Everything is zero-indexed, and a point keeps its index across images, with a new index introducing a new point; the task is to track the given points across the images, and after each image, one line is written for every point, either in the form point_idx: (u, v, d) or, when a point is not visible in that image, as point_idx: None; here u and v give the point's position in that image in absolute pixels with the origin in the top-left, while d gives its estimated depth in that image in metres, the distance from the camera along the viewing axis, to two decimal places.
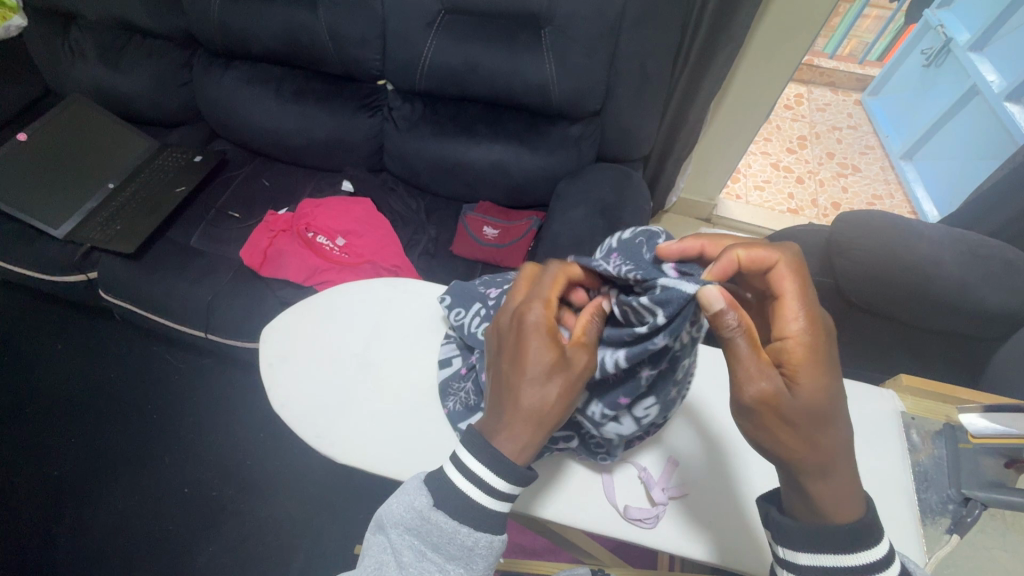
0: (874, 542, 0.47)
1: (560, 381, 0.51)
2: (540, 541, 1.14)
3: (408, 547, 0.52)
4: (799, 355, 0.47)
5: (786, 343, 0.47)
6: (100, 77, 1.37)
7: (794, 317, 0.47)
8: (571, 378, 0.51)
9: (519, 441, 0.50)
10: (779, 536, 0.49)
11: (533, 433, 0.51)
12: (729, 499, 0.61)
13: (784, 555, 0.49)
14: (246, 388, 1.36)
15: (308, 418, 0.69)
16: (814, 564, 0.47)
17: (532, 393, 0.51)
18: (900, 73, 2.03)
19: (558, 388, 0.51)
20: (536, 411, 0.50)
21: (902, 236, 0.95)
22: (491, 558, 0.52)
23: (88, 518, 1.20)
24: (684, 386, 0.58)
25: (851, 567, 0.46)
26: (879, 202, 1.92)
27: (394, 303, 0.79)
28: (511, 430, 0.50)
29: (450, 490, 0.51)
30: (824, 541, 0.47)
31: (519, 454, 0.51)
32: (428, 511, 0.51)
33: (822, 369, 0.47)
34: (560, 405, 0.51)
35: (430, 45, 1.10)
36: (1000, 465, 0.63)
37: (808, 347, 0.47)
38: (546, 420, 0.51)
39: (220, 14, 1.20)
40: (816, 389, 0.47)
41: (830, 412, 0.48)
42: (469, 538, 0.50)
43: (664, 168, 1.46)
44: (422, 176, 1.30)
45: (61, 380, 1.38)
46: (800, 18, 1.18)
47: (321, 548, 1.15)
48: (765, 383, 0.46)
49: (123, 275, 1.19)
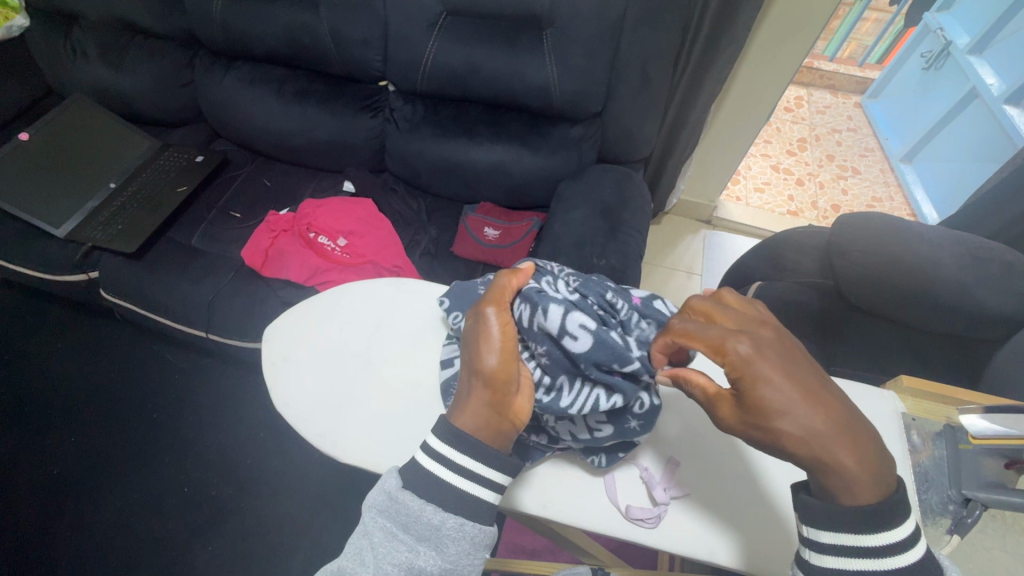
0: (897, 523, 0.46)
1: (476, 338, 0.57)
2: (540, 541, 1.14)
3: (379, 529, 0.52)
4: (741, 373, 0.48)
5: (725, 367, 0.49)
6: (103, 77, 1.37)
7: (716, 355, 0.49)
8: (483, 330, 0.56)
9: (464, 407, 0.55)
10: (804, 517, 0.50)
11: (477, 388, 0.55)
12: (753, 499, 0.61)
13: (806, 533, 0.49)
14: (247, 387, 1.36)
15: (309, 417, 0.69)
16: (835, 542, 0.47)
17: (467, 362, 0.57)
18: (900, 76, 2.04)
19: (477, 344, 0.56)
20: (469, 372, 0.56)
21: (901, 238, 0.96)
22: (464, 544, 0.52)
23: (87, 517, 1.20)
24: (641, 416, 0.61)
25: (871, 546, 0.46)
26: (879, 204, 1.92)
27: (394, 304, 0.79)
28: (464, 396, 0.56)
29: (416, 469, 0.54)
30: (844, 521, 0.47)
31: (466, 421, 0.54)
32: (397, 491, 0.53)
33: (770, 374, 0.47)
34: (483, 360, 0.55)
35: (431, 46, 1.10)
36: (1001, 465, 0.63)
37: (747, 362, 0.48)
38: (478, 379, 0.55)
39: (222, 14, 1.20)
40: (776, 390, 0.47)
41: (800, 401, 0.46)
42: (435, 516, 0.52)
43: (664, 169, 1.47)
44: (423, 178, 1.31)
45: (62, 379, 1.38)
46: (800, 21, 1.19)
47: (322, 547, 1.15)
48: (727, 414, 0.50)
49: (124, 275, 1.19)
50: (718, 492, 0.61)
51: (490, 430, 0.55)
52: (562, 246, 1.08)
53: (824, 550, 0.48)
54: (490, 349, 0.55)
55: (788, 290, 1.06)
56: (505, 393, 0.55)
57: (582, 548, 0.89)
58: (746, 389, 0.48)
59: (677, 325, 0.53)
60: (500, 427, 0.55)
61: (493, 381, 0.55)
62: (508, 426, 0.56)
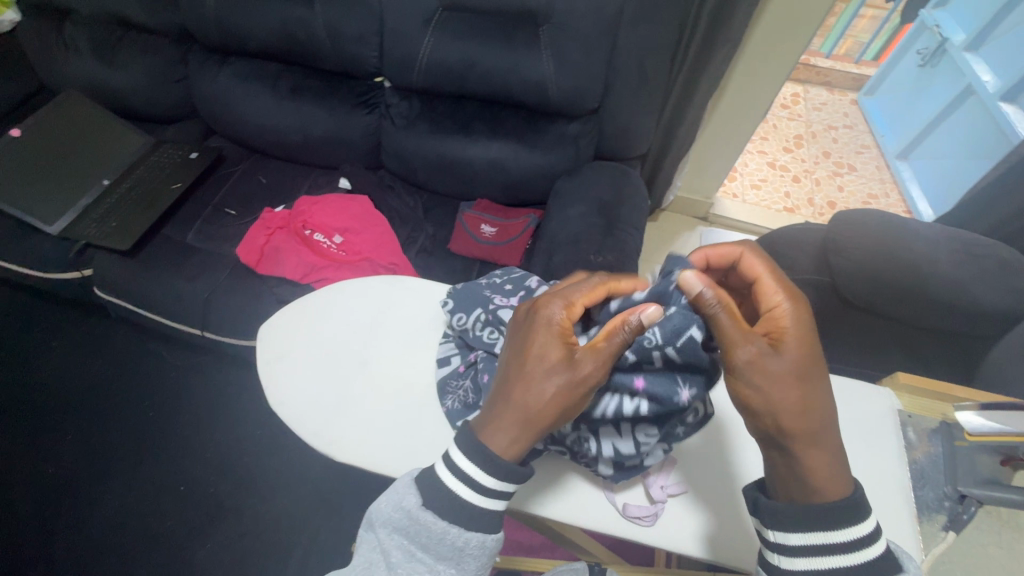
0: (860, 518, 0.48)
1: (556, 379, 0.52)
2: (538, 538, 1.15)
3: (396, 548, 0.53)
4: (784, 323, 0.52)
5: (772, 312, 0.53)
6: (96, 73, 1.36)
7: (775, 291, 0.54)
8: (570, 380, 0.52)
9: (505, 432, 0.52)
10: (769, 521, 0.49)
11: (527, 430, 0.52)
12: (723, 487, 0.62)
13: (773, 537, 0.49)
14: (242, 386, 1.35)
15: (306, 416, 0.68)
16: (804, 543, 0.48)
17: (525, 386, 0.52)
18: (895, 73, 2.04)
19: (555, 387, 0.52)
20: (525, 403, 0.52)
21: (897, 235, 0.96)
22: (483, 558, 0.53)
23: (83, 516, 1.20)
24: (689, 424, 0.60)
25: (838, 542, 0.47)
26: (875, 201, 1.93)
27: (392, 302, 0.79)
28: (506, 422, 0.52)
29: (437, 488, 0.52)
30: (811, 520, 0.48)
31: (501, 447, 0.52)
32: (418, 511, 0.52)
33: (806, 338, 0.51)
34: (551, 407, 0.52)
35: (427, 42, 1.10)
36: (995, 462, 0.63)
37: (793, 315, 0.52)
38: (532, 416, 0.52)
39: (215, 10, 1.19)
40: (806, 349, 0.51)
41: (819, 365, 0.51)
42: (459, 539, 0.51)
43: (661, 166, 1.47)
44: (419, 175, 1.30)
45: (58, 378, 1.37)
46: (797, 18, 1.19)
47: (318, 545, 1.14)
48: (752, 347, 0.50)
49: (118, 272, 1.18)
50: (693, 482, 0.62)
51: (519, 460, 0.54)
52: (558, 243, 1.07)
53: (792, 551, 0.48)
54: (564, 399, 0.52)
55: None
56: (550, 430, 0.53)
57: (580, 547, 0.89)
58: (781, 336, 0.51)
59: (750, 251, 0.58)
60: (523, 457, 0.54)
61: (549, 426, 0.52)
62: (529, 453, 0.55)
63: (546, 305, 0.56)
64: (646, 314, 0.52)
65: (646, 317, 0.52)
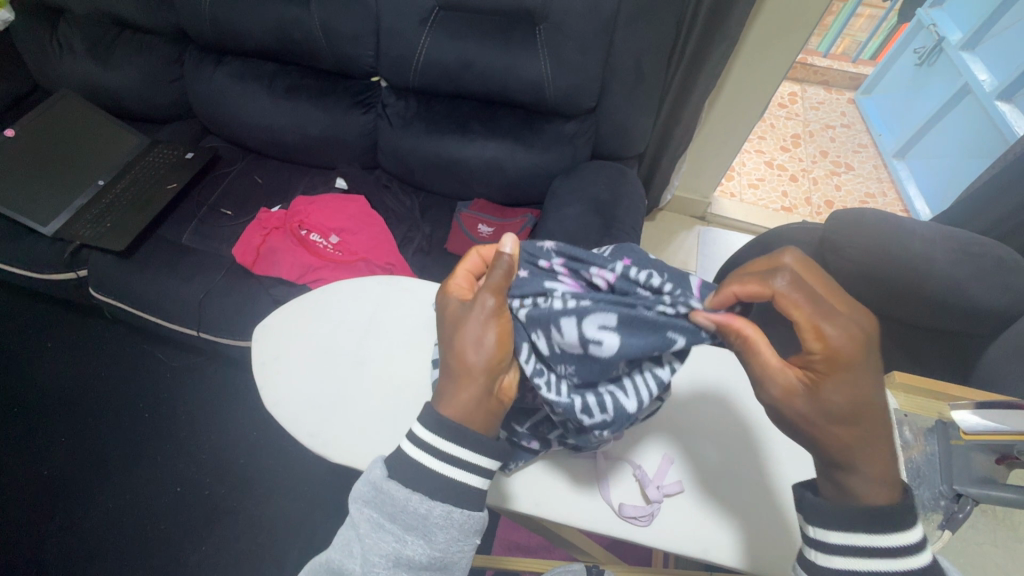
0: (906, 527, 0.47)
1: (466, 324, 0.55)
2: (536, 538, 1.15)
3: (366, 520, 0.52)
4: (825, 363, 0.49)
5: (814, 352, 0.49)
6: (90, 73, 1.35)
7: (815, 329, 0.49)
8: (474, 317, 0.55)
9: (448, 391, 0.54)
10: (811, 516, 0.50)
11: (466, 380, 0.53)
12: (753, 495, 0.61)
13: (815, 533, 0.49)
14: (238, 387, 1.35)
15: (299, 416, 0.68)
16: (844, 543, 0.47)
17: (447, 345, 0.55)
18: (891, 73, 2.04)
19: (466, 329, 0.55)
20: (451, 358, 0.54)
21: (896, 233, 0.94)
22: (452, 531, 0.51)
23: (78, 518, 1.19)
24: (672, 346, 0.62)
25: (881, 546, 0.46)
26: (872, 201, 1.93)
27: (386, 303, 0.79)
28: (449, 385, 0.54)
29: (402, 458, 0.53)
30: (856, 521, 0.47)
31: (451, 405, 0.53)
32: (382, 481, 0.52)
33: (851, 374, 0.48)
34: (472, 349, 0.54)
35: (424, 41, 1.09)
36: (990, 461, 0.62)
37: (836, 356, 0.48)
38: (461, 364, 0.54)
39: (210, 9, 1.18)
40: (849, 393, 0.48)
41: (864, 409, 0.48)
42: (423, 506, 0.51)
43: (659, 165, 1.47)
44: (416, 174, 1.30)
45: (52, 379, 1.37)
46: (794, 17, 1.18)
47: (315, 545, 1.14)
48: (785, 394, 0.50)
49: (111, 273, 1.18)
50: (722, 488, 0.62)
51: (479, 421, 0.53)
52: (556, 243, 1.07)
53: (832, 550, 0.48)
54: (481, 334, 0.54)
55: None
56: (492, 374, 0.54)
57: (579, 548, 0.89)
58: (821, 378, 0.49)
59: (780, 287, 0.50)
60: (486, 415, 0.54)
61: (488, 367, 0.54)
62: (496, 411, 0.55)
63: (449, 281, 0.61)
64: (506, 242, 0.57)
65: (510, 247, 0.56)
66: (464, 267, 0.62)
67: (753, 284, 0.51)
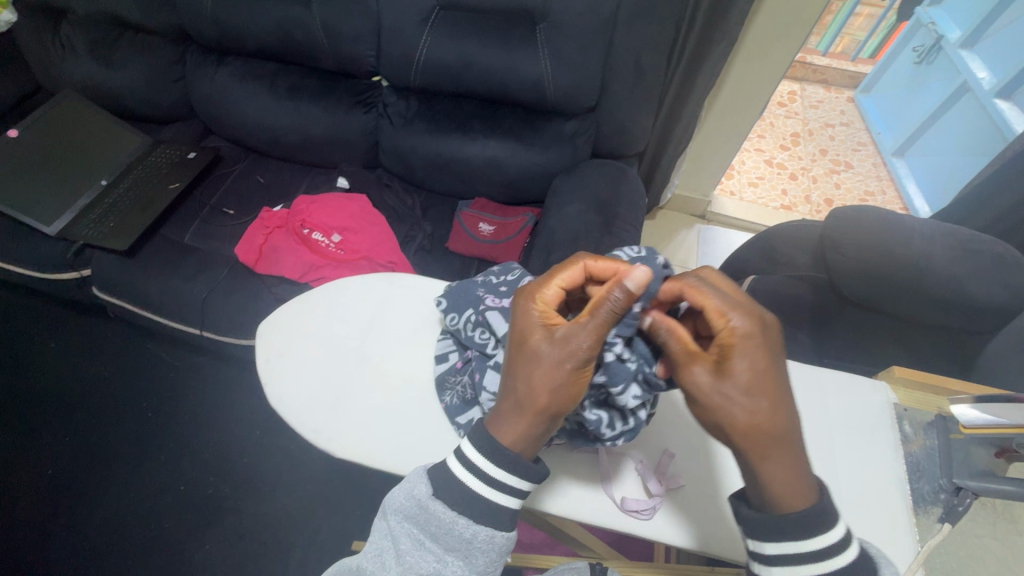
0: (829, 525, 0.48)
1: (546, 361, 0.53)
2: (539, 534, 1.15)
3: (406, 535, 0.54)
4: (731, 340, 0.51)
5: (721, 332, 0.52)
6: (92, 73, 1.36)
7: (721, 316, 0.53)
8: (558, 356, 0.52)
9: (509, 419, 0.54)
10: (747, 530, 0.51)
11: (532, 415, 0.53)
12: (706, 482, 0.62)
13: (753, 546, 0.51)
14: (242, 385, 1.35)
15: (304, 413, 0.68)
16: (779, 553, 0.49)
17: (520, 373, 0.54)
18: (890, 71, 2.05)
19: (544, 368, 0.53)
20: (518, 391, 0.54)
21: (892, 230, 0.96)
22: (492, 554, 0.53)
23: (83, 516, 1.20)
24: None
25: (812, 551, 0.48)
26: (871, 198, 1.93)
27: (389, 299, 0.79)
28: (512, 414, 0.54)
29: (448, 477, 0.53)
30: (782, 528, 0.49)
31: (509, 436, 0.53)
32: (427, 500, 0.53)
33: (755, 355, 0.50)
34: (547, 389, 0.52)
35: (425, 40, 1.10)
36: (990, 455, 0.63)
37: (743, 336, 0.51)
38: (529, 401, 0.53)
39: (212, 10, 1.19)
40: (751, 369, 0.50)
41: (768, 390, 0.50)
42: (467, 530, 0.52)
43: (659, 163, 1.47)
44: (418, 172, 1.30)
45: (57, 378, 1.37)
46: (793, 15, 1.19)
47: (319, 542, 1.15)
48: (698, 373, 0.51)
49: (115, 273, 1.18)
50: (691, 476, 0.62)
51: (532, 451, 0.54)
52: (556, 242, 1.07)
53: (769, 561, 0.50)
54: (561, 376, 0.52)
55: (782, 283, 1.07)
56: (558, 415, 0.53)
57: (581, 543, 0.90)
58: (728, 357, 0.51)
59: (690, 281, 0.56)
60: (538, 446, 0.55)
61: (559, 407, 0.53)
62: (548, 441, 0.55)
63: (536, 289, 0.58)
64: (632, 280, 0.51)
65: (632, 289, 0.51)
66: (555, 280, 0.59)
67: (668, 283, 0.58)
